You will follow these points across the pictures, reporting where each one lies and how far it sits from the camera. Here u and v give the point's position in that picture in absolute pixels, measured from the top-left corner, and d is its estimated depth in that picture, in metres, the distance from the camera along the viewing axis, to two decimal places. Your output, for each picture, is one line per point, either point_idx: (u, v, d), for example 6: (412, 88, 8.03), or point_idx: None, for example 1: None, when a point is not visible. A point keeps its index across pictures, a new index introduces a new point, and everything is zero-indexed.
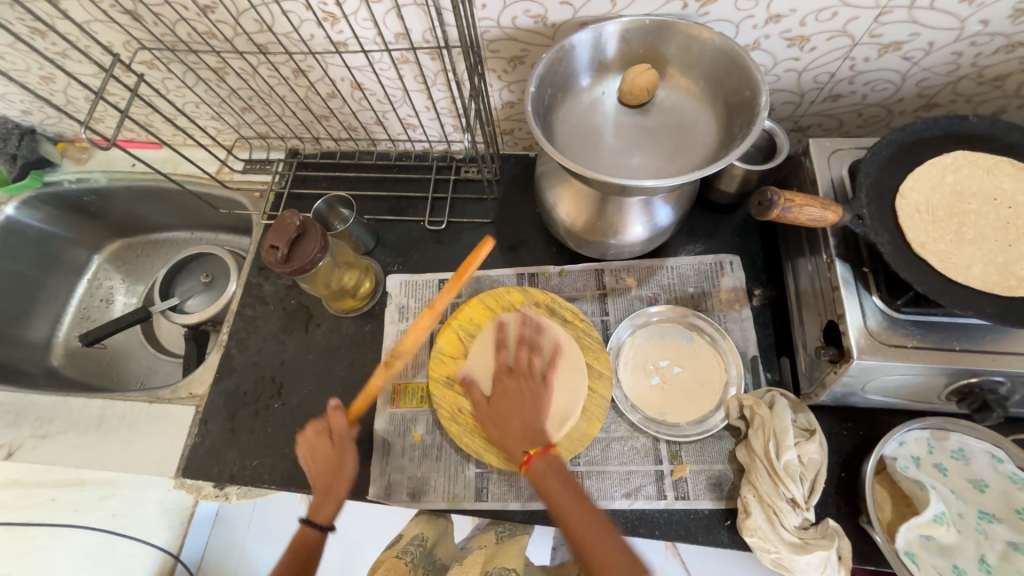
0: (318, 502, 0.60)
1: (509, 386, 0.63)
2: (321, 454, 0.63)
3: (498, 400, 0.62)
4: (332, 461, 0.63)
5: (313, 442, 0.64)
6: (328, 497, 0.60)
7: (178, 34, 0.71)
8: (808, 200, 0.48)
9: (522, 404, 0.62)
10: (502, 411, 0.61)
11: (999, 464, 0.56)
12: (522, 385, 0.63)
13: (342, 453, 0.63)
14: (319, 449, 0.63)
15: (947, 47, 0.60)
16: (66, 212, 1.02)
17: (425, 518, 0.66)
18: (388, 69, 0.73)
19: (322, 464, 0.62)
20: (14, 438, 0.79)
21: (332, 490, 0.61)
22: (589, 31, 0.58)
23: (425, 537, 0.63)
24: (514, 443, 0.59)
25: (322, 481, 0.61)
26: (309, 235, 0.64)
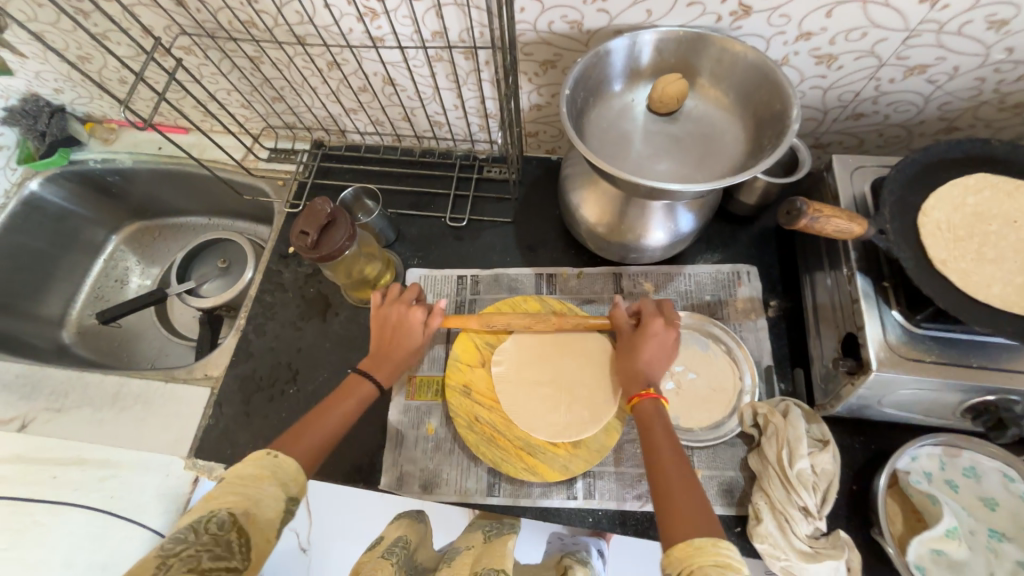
0: (380, 362, 0.64)
1: (654, 330, 0.61)
2: (403, 329, 0.65)
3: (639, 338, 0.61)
4: (402, 336, 0.65)
5: (400, 317, 0.66)
6: (393, 364, 0.64)
7: (220, 21, 0.72)
8: (835, 211, 0.49)
9: (659, 351, 0.60)
10: (642, 351, 0.60)
11: (1011, 483, 0.57)
12: (662, 337, 0.61)
13: (420, 333, 0.65)
14: (403, 326, 0.65)
15: (970, 72, 0.62)
16: (88, 192, 1.03)
17: (406, 519, 0.61)
18: (422, 67, 0.75)
19: (398, 340, 0.65)
20: (28, 411, 0.79)
21: (397, 364, 0.64)
22: (625, 38, 0.60)
23: (408, 540, 0.58)
24: (628, 381, 0.60)
25: (392, 347, 0.64)
26: (338, 224, 0.65)
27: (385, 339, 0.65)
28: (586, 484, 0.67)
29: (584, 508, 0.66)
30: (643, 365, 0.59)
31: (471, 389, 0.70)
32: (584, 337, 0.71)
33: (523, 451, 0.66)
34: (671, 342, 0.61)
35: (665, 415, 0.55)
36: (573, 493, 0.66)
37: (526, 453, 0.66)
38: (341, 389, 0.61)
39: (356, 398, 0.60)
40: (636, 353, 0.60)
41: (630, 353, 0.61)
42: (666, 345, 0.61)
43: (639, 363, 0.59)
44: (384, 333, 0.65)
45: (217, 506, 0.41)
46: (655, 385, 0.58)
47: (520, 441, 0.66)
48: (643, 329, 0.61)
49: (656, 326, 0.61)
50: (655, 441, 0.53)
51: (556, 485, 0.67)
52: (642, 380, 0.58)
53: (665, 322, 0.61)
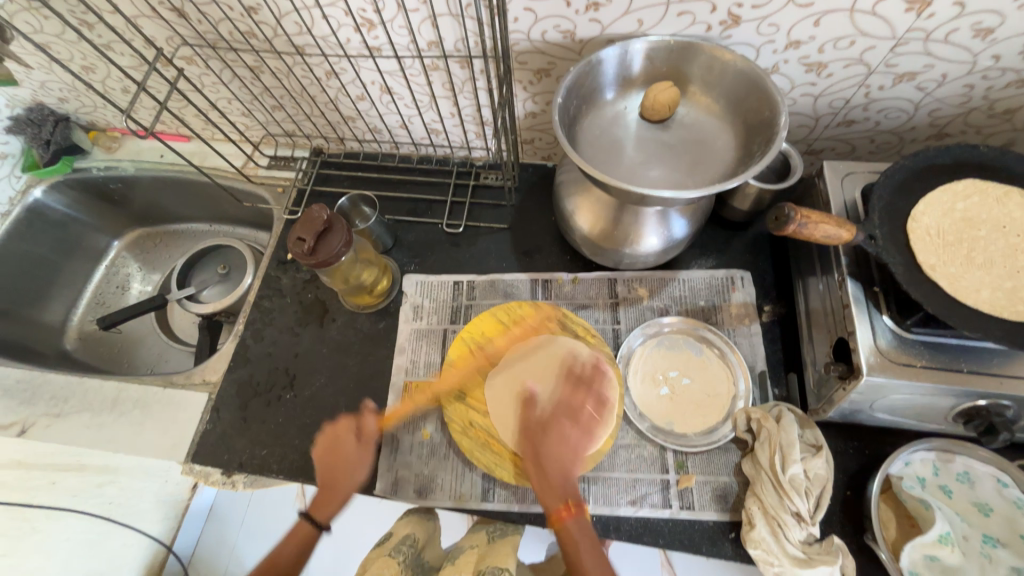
0: (324, 497, 0.64)
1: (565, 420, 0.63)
2: (337, 455, 0.66)
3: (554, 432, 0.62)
4: (337, 459, 0.66)
5: (336, 438, 0.67)
6: (332, 496, 0.64)
7: (220, 32, 0.74)
8: (823, 217, 0.49)
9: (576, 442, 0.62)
10: (551, 455, 0.60)
11: (1005, 489, 0.57)
12: (573, 434, 0.62)
13: (354, 454, 0.67)
14: (337, 444, 0.67)
15: (959, 79, 0.62)
16: (91, 199, 1.04)
17: (415, 517, 0.65)
18: (418, 76, 0.76)
19: (337, 464, 0.66)
20: (28, 416, 0.80)
21: (339, 495, 0.64)
22: (616, 48, 0.61)
23: (417, 537, 0.62)
24: (542, 487, 0.59)
25: (332, 481, 0.64)
26: (334, 230, 0.66)
27: (327, 465, 0.66)
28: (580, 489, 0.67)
29: None
30: (557, 475, 0.59)
31: (467, 395, 0.70)
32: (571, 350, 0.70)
33: (517, 456, 0.66)
34: (581, 438, 0.62)
35: (585, 521, 0.57)
36: None
37: (521, 458, 0.66)
38: (285, 536, 0.62)
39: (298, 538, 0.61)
40: (544, 452, 0.60)
41: (538, 464, 0.60)
42: (575, 445, 0.61)
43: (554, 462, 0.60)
44: (321, 462, 0.66)
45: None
46: (575, 495, 0.58)
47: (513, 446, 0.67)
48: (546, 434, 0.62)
49: (560, 432, 0.62)
50: (575, 552, 0.55)
51: None
52: (560, 494, 0.58)
53: (570, 421, 0.63)
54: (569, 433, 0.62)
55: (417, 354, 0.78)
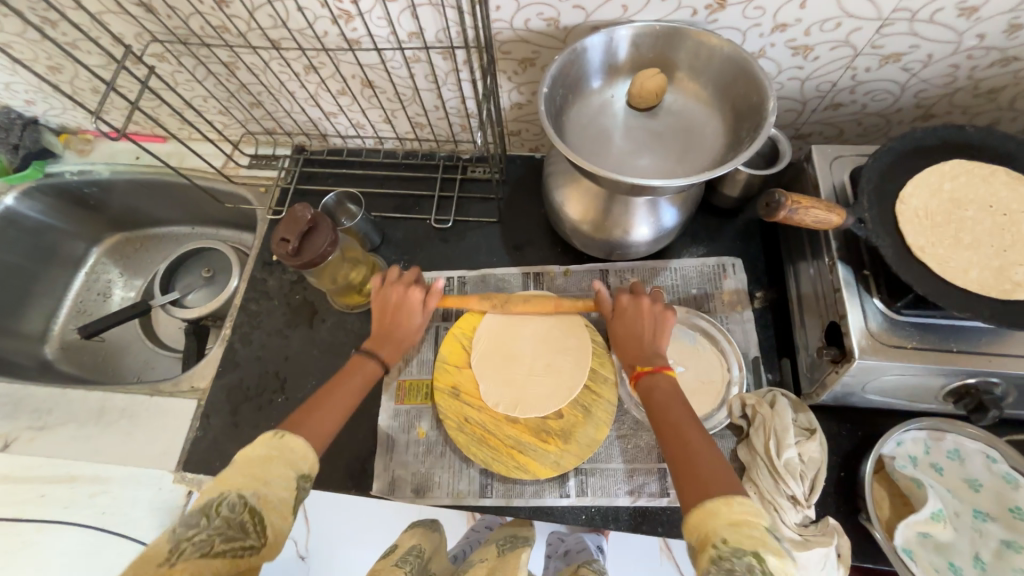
0: (383, 342, 0.63)
1: (627, 303, 0.62)
2: (399, 309, 0.65)
3: (621, 317, 0.62)
4: (401, 317, 0.65)
5: (400, 299, 0.65)
6: (394, 342, 0.64)
7: (192, 27, 0.71)
8: (813, 201, 0.49)
9: (642, 324, 0.61)
10: (629, 324, 0.61)
11: (994, 464, 0.58)
12: (641, 308, 0.62)
13: (419, 316, 0.66)
14: (404, 305, 0.65)
15: (944, 60, 0.62)
16: (66, 205, 1.01)
17: (420, 529, 0.63)
18: (400, 68, 0.74)
19: (399, 318, 0.65)
20: (11, 430, 0.78)
21: (398, 343, 0.64)
22: (601, 34, 0.60)
23: (422, 548, 0.60)
24: (629, 353, 0.60)
25: (393, 325, 0.64)
26: (319, 229, 0.64)
27: (387, 316, 0.65)
28: (578, 481, 0.67)
29: (577, 505, 0.66)
30: (636, 340, 0.60)
31: (460, 392, 0.69)
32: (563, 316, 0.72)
33: (515, 450, 0.66)
34: (655, 314, 0.62)
35: (670, 379, 0.56)
36: (565, 491, 0.66)
37: (518, 452, 0.66)
38: (347, 371, 0.60)
39: (362, 376, 0.60)
40: (618, 326, 0.62)
41: (619, 334, 0.62)
42: (649, 318, 0.61)
43: (634, 341, 0.60)
44: (383, 315, 0.65)
45: (224, 489, 0.39)
46: (655, 360, 0.58)
47: (510, 440, 0.66)
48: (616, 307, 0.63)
49: (626, 300, 0.63)
50: (658, 404, 0.54)
51: (549, 484, 0.67)
52: (637, 354, 0.59)
53: (643, 296, 0.62)
54: (637, 312, 0.61)
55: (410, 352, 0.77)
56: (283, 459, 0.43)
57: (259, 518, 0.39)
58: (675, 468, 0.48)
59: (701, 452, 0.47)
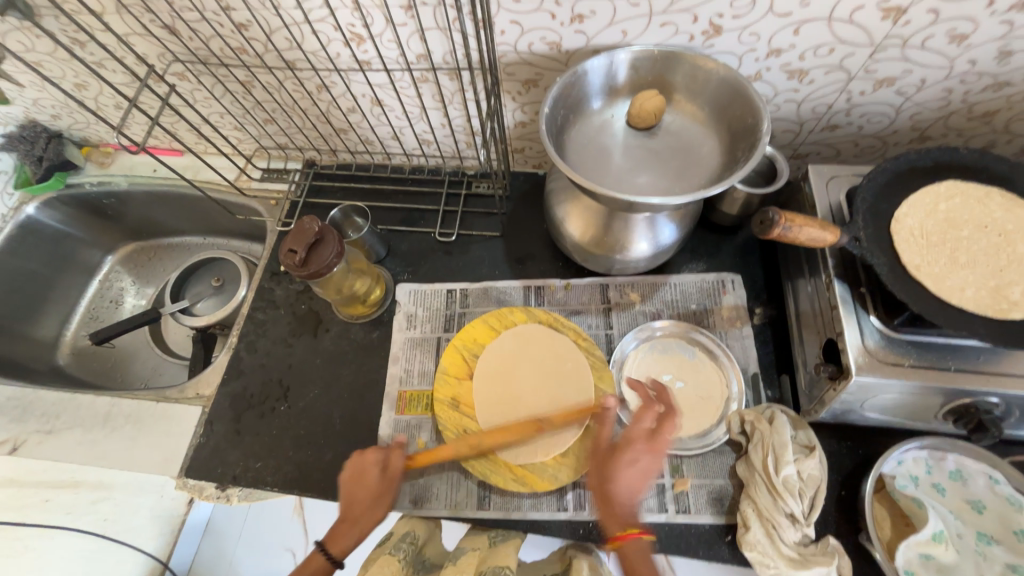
0: (336, 527, 0.57)
1: (632, 448, 0.53)
2: (358, 483, 0.59)
3: (617, 459, 0.53)
4: (358, 487, 0.59)
5: (357, 466, 0.60)
6: (349, 524, 0.57)
7: (212, 49, 0.75)
8: (807, 220, 0.50)
9: (638, 474, 0.53)
10: (621, 471, 0.53)
11: (997, 486, 0.57)
12: (641, 462, 0.53)
13: (376, 483, 0.59)
14: (360, 477, 0.60)
15: (937, 84, 0.64)
16: (84, 214, 1.04)
17: (414, 518, 0.67)
18: (408, 88, 0.77)
19: (357, 492, 0.59)
20: (20, 433, 0.80)
21: (362, 525, 0.57)
22: (601, 58, 0.62)
23: (416, 535, 0.64)
24: (609, 507, 0.53)
25: (348, 505, 0.58)
26: (326, 241, 0.66)
27: (347, 493, 0.59)
28: (576, 495, 0.67)
29: (575, 519, 0.66)
30: (619, 495, 0.52)
31: (460, 403, 0.70)
32: (556, 344, 0.72)
33: (513, 462, 0.66)
34: (652, 460, 0.53)
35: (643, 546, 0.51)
36: (563, 504, 0.66)
37: (516, 464, 0.66)
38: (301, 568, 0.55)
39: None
40: (613, 472, 0.53)
41: (602, 473, 0.54)
42: (648, 464, 0.53)
43: (618, 489, 0.52)
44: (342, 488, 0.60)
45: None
46: (631, 518, 0.52)
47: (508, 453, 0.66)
48: (621, 446, 0.54)
49: (638, 444, 0.53)
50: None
51: (547, 498, 0.67)
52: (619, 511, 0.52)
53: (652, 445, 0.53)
54: (637, 461, 0.53)
55: (411, 363, 0.78)
56: None
57: None
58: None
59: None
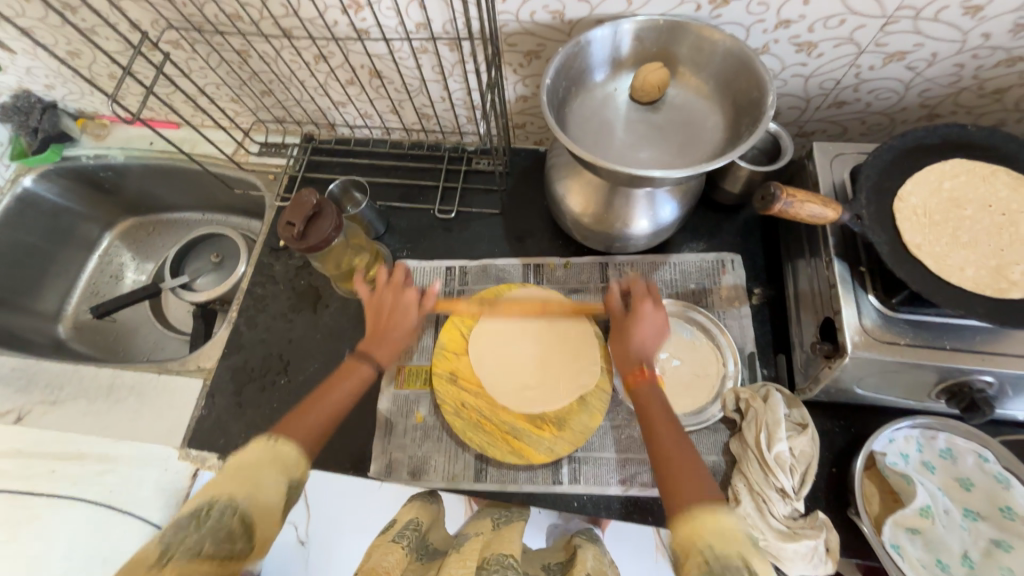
0: (376, 343, 0.62)
1: (646, 312, 0.59)
2: (394, 312, 0.63)
3: (636, 322, 0.59)
4: (397, 318, 0.63)
5: (392, 300, 0.64)
6: (390, 345, 0.62)
7: (206, 15, 0.73)
8: (809, 196, 0.50)
9: (652, 331, 0.59)
10: (637, 331, 0.59)
11: (986, 464, 0.58)
12: (650, 317, 0.60)
13: (414, 318, 0.64)
14: (400, 309, 0.64)
15: (948, 59, 0.62)
16: (82, 188, 1.03)
17: (419, 502, 0.61)
18: (407, 59, 0.75)
19: (395, 319, 0.63)
20: (24, 404, 0.81)
21: (393, 346, 0.63)
22: (605, 28, 0.60)
23: (420, 522, 0.58)
24: (621, 359, 0.60)
25: (383, 322, 0.63)
26: (324, 215, 0.66)
27: (381, 320, 0.63)
28: (571, 469, 0.68)
29: (570, 491, 0.67)
30: (635, 349, 0.59)
31: (458, 377, 0.70)
32: (561, 321, 0.73)
33: (510, 436, 0.67)
34: (661, 323, 0.60)
35: (659, 388, 0.57)
36: (558, 478, 0.68)
37: (513, 438, 0.67)
38: (341, 372, 0.59)
39: (350, 382, 0.58)
40: (629, 330, 0.60)
41: (621, 335, 0.61)
42: (658, 327, 0.60)
43: (633, 343, 0.59)
44: (377, 316, 0.64)
45: (216, 494, 0.40)
46: (649, 364, 0.58)
47: (506, 426, 0.67)
48: (633, 310, 0.61)
49: (645, 307, 0.60)
50: (655, 417, 0.54)
51: (543, 472, 0.68)
52: (636, 360, 0.59)
53: (655, 300, 0.60)
54: (656, 315, 0.60)
55: None
56: (274, 465, 0.44)
57: (248, 522, 0.39)
58: (666, 482, 0.48)
59: (694, 476, 0.47)
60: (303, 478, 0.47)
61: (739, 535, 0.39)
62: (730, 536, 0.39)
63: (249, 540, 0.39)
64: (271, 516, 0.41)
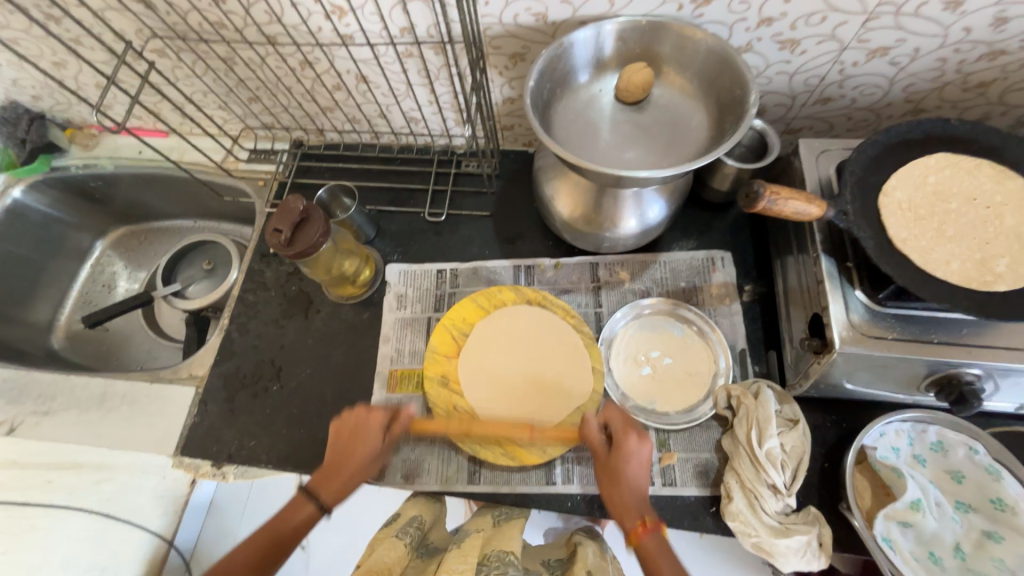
0: (326, 478, 0.59)
1: (631, 450, 0.56)
2: (360, 434, 0.61)
3: (621, 463, 0.56)
4: (356, 442, 0.61)
5: (357, 421, 0.62)
6: (340, 477, 0.59)
7: (190, 23, 0.73)
8: (793, 193, 0.50)
9: (637, 469, 0.56)
10: (620, 473, 0.56)
11: (976, 456, 0.59)
12: (626, 462, 0.56)
13: (377, 439, 0.61)
14: (361, 427, 0.61)
15: (931, 53, 0.62)
16: (71, 198, 1.03)
17: (422, 500, 0.67)
18: (393, 63, 0.75)
19: (354, 451, 0.60)
20: (16, 415, 0.81)
21: (352, 477, 0.59)
22: (587, 30, 0.60)
23: (423, 519, 0.63)
24: (618, 510, 0.55)
25: (344, 456, 0.60)
26: (312, 221, 0.66)
27: (344, 438, 0.61)
28: (565, 469, 0.68)
29: (564, 492, 0.67)
30: (625, 497, 0.54)
31: (450, 380, 0.70)
32: (549, 326, 0.73)
33: (502, 438, 0.67)
34: (646, 456, 0.57)
35: (664, 537, 0.52)
36: (552, 478, 0.68)
37: (506, 440, 0.67)
38: (286, 508, 0.57)
39: (301, 516, 0.56)
40: (619, 468, 0.56)
41: (608, 476, 0.56)
42: (644, 460, 0.57)
43: (627, 489, 0.55)
44: (340, 436, 0.61)
45: None
46: (645, 510, 0.54)
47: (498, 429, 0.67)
48: (617, 449, 0.57)
49: (631, 444, 0.57)
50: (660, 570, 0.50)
51: (537, 473, 0.68)
52: (632, 509, 0.54)
53: (638, 434, 0.57)
54: (637, 452, 0.56)
55: (402, 343, 0.78)
56: None
57: None
58: None
59: None
60: None
61: None
62: None
63: None
64: None
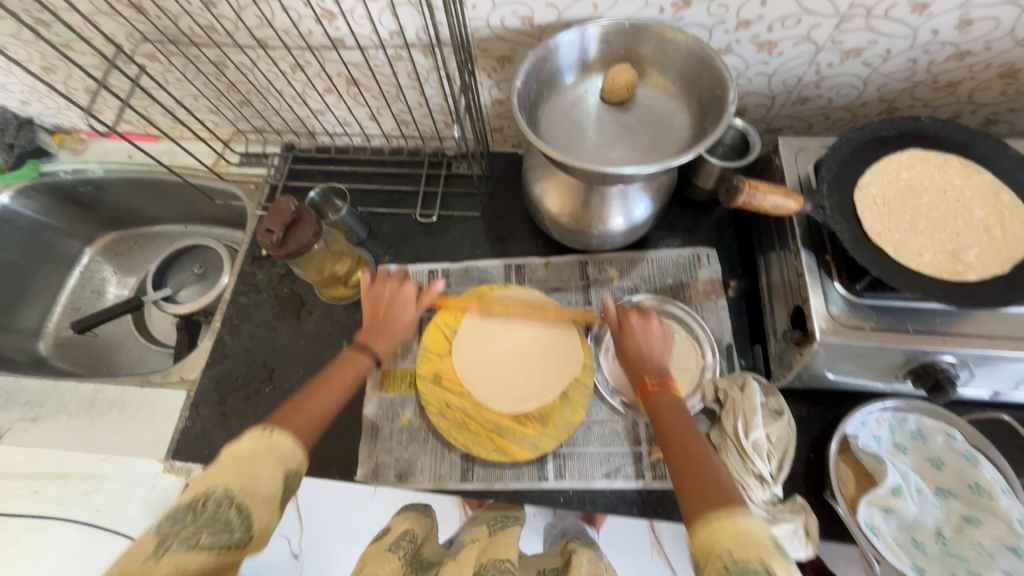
0: (375, 334, 0.62)
1: (637, 324, 0.61)
2: (393, 305, 0.65)
3: (633, 334, 0.60)
4: (393, 312, 0.64)
5: (390, 294, 0.65)
6: (387, 336, 0.63)
7: (180, 27, 0.74)
8: (771, 188, 0.51)
9: (653, 343, 0.60)
10: (638, 342, 0.60)
11: (954, 442, 0.60)
12: (648, 329, 0.61)
13: (412, 310, 0.65)
14: (397, 302, 0.65)
15: (902, 54, 0.65)
16: (60, 204, 1.02)
17: (413, 514, 0.63)
18: (383, 66, 0.76)
19: (389, 316, 0.64)
20: (3, 422, 0.80)
21: (385, 338, 0.62)
22: (571, 32, 0.62)
23: (416, 533, 0.59)
24: (637, 367, 0.58)
25: (382, 316, 0.64)
26: (303, 221, 0.66)
27: (380, 310, 0.64)
28: (556, 464, 0.69)
29: (556, 487, 0.68)
30: (641, 358, 0.59)
31: (443, 378, 0.71)
32: (538, 320, 0.74)
33: (494, 434, 0.67)
34: (662, 336, 0.61)
35: (676, 397, 0.55)
36: (544, 474, 0.68)
37: (497, 436, 0.67)
38: (339, 361, 0.59)
39: (352, 371, 0.58)
40: (634, 334, 0.60)
41: (626, 346, 0.60)
42: (660, 339, 0.61)
43: (644, 356, 0.59)
44: (375, 308, 0.65)
45: (213, 485, 0.39)
46: (660, 372, 0.57)
47: (490, 424, 0.68)
48: (629, 322, 0.62)
49: (643, 320, 0.61)
50: (670, 423, 0.52)
51: (528, 469, 0.69)
52: (648, 369, 0.58)
53: (650, 315, 0.62)
54: (653, 334, 0.61)
55: None
56: (271, 453, 0.44)
57: (246, 513, 0.39)
58: (685, 485, 0.45)
59: (710, 475, 0.45)
60: (299, 472, 0.46)
61: (761, 539, 0.38)
62: (750, 541, 0.37)
63: (247, 528, 0.39)
64: (272, 502, 0.41)
